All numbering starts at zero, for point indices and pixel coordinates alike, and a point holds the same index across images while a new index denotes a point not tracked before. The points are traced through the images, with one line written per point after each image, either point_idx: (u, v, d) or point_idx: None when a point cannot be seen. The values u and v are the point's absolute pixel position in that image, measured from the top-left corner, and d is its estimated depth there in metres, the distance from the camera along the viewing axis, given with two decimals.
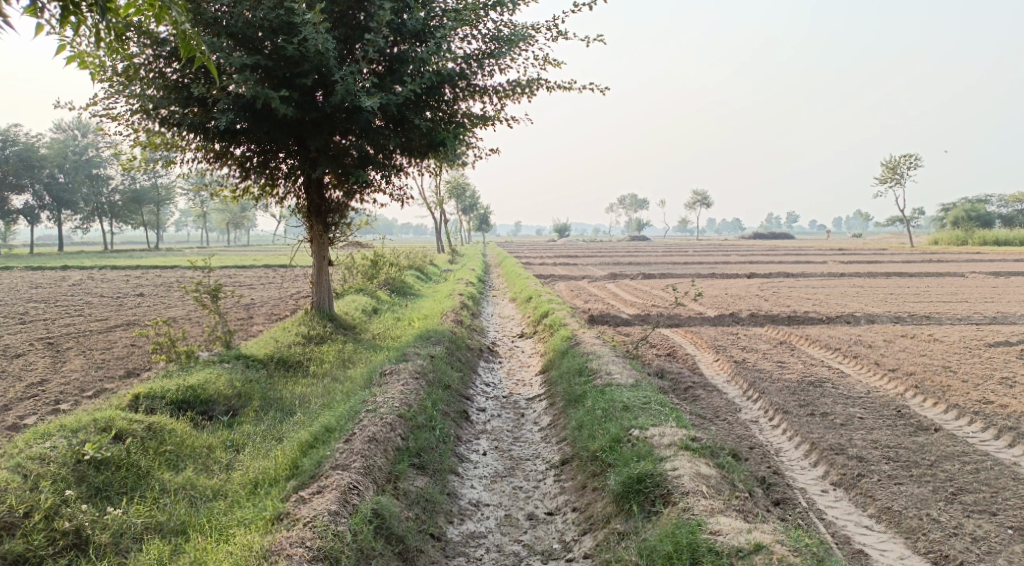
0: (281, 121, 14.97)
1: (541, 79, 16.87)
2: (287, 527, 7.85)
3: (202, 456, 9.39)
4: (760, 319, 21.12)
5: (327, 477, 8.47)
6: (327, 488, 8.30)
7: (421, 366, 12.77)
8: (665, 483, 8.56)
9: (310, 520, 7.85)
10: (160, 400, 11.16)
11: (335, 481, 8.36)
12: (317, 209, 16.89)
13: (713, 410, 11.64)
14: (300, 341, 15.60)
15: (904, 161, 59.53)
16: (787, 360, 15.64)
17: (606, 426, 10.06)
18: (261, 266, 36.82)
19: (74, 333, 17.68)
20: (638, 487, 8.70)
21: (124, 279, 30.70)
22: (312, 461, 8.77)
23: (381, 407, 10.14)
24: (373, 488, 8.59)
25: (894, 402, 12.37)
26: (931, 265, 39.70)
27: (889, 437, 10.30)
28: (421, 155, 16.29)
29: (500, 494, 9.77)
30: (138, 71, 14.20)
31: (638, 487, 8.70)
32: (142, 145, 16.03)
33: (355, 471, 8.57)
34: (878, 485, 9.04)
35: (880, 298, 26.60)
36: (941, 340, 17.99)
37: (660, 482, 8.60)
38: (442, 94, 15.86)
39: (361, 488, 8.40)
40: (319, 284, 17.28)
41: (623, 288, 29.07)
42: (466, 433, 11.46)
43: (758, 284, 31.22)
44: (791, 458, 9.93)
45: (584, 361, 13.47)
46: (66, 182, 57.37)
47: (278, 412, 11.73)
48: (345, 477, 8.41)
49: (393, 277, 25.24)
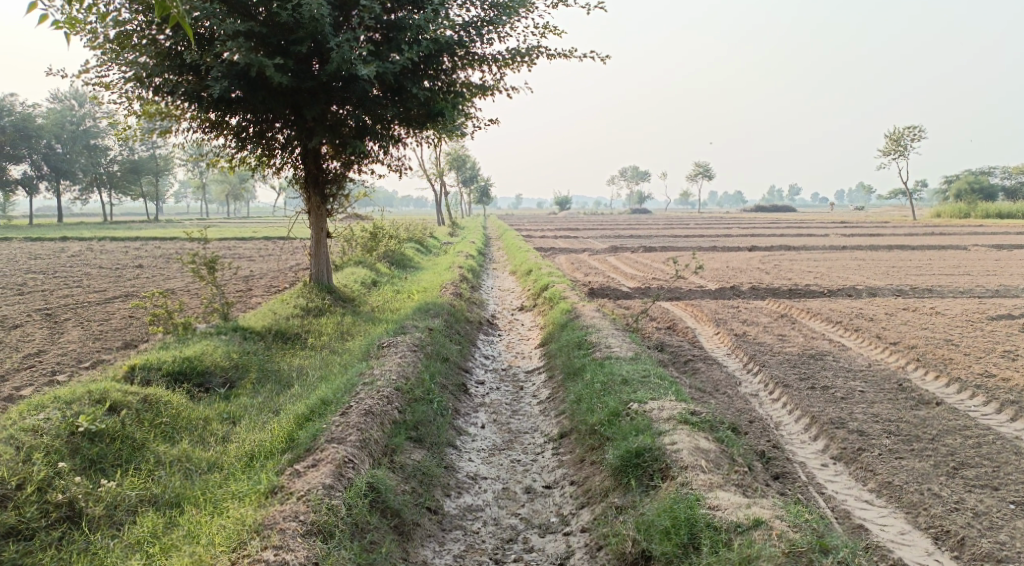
0: (277, 90, 14.77)
1: (541, 47, 16.66)
2: (281, 501, 7.79)
3: (198, 429, 9.32)
4: (761, 292, 21.02)
5: (322, 450, 8.38)
6: (321, 461, 8.23)
7: (419, 338, 12.68)
8: (664, 457, 8.48)
9: (304, 494, 7.78)
10: (155, 371, 11.08)
11: (330, 454, 8.29)
12: (315, 180, 16.74)
13: (713, 384, 11.57)
14: (298, 313, 15.51)
15: (907, 134, 59.07)
16: (788, 334, 15.55)
17: (605, 400, 9.98)
18: (260, 238, 36.66)
19: (72, 305, 17.61)
20: (636, 461, 8.63)
21: (123, 251, 30.59)
22: (308, 434, 8.69)
23: (378, 380, 10.06)
24: (369, 461, 8.53)
25: (895, 376, 12.30)
26: (934, 238, 39.50)
27: (890, 411, 10.22)
28: (420, 125, 16.10)
29: (498, 467, 9.72)
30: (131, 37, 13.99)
31: (636, 462, 8.62)
32: (137, 115, 15.85)
33: (351, 445, 8.50)
34: (879, 460, 8.97)
35: (882, 271, 26.49)
36: (943, 314, 17.89)
37: (658, 456, 8.53)
38: (441, 63, 15.65)
39: (357, 461, 8.33)
40: (317, 255, 17.16)
41: (624, 261, 28.96)
42: (464, 406, 11.40)
43: (759, 257, 31.10)
44: (791, 432, 9.86)
45: (583, 334, 13.38)
46: (64, 152, 57.11)
47: (275, 384, 11.67)
48: (341, 451, 8.34)
49: (392, 249, 25.13)
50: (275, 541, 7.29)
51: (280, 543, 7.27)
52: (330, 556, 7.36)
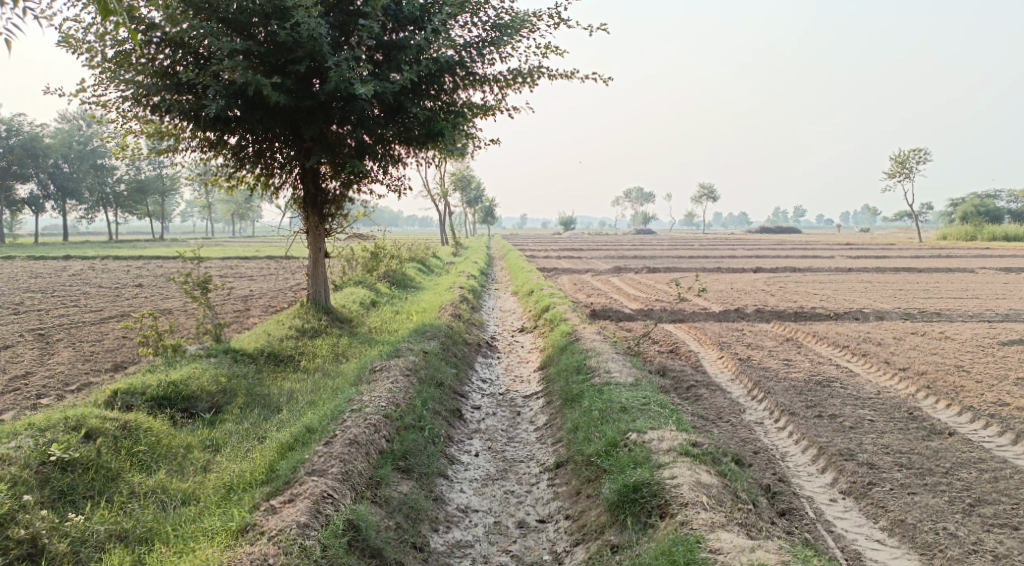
0: (273, 108, 14.45)
1: (543, 67, 16.38)
2: (250, 541, 7.37)
3: (178, 458, 8.93)
4: (766, 315, 20.62)
5: (300, 485, 8.00)
6: (299, 496, 7.84)
7: (413, 362, 12.29)
8: (663, 493, 8.05)
9: (276, 533, 7.38)
10: (139, 396, 10.69)
11: (308, 489, 7.90)
12: (312, 199, 16.42)
13: (716, 412, 11.15)
14: (293, 334, 15.12)
15: (912, 156, 58.75)
16: (793, 359, 15.14)
17: (603, 429, 9.57)
18: (263, 258, 36.40)
19: (65, 324, 17.26)
20: (633, 497, 8.20)
21: (124, 270, 30.31)
22: (289, 465, 8.29)
23: (367, 406, 9.67)
24: (351, 495, 8.13)
25: (905, 404, 11.87)
26: (940, 261, 39.16)
27: (901, 442, 9.79)
28: (419, 145, 15.80)
29: (490, 499, 9.30)
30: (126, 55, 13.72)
31: (633, 497, 8.20)
32: (133, 133, 15.53)
33: (333, 478, 8.11)
34: (891, 496, 8.53)
35: (890, 294, 26.05)
36: (952, 338, 17.46)
37: (657, 491, 8.11)
38: (441, 82, 15.35)
39: (337, 497, 7.93)
40: (314, 276, 16.80)
41: (627, 282, 28.57)
42: (458, 433, 11.00)
43: (763, 279, 30.73)
44: (798, 463, 9.43)
45: (583, 358, 12.97)
46: (70, 171, 57.17)
47: (263, 410, 11.28)
48: (320, 485, 7.95)
49: (393, 269, 24.77)
50: None
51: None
52: None
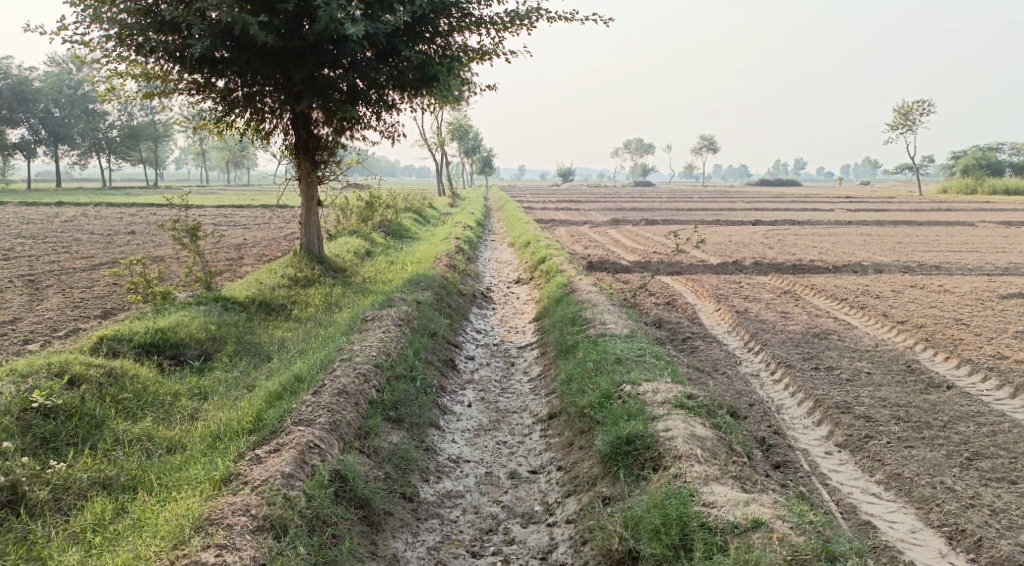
0: (263, 50, 14.07)
1: (541, 10, 15.95)
2: (234, 491, 7.24)
3: (165, 406, 8.79)
4: (764, 268, 20.44)
5: (287, 435, 7.87)
6: (285, 446, 7.71)
7: (406, 312, 12.12)
8: (657, 446, 7.93)
9: (260, 484, 7.26)
10: (126, 343, 10.53)
11: (295, 439, 7.77)
12: (305, 146, 16.10)
13: (712, 364, 11.01)
14: (285, 283, 14.90)
15: (915, 108, 58.11)
16: (791, 311, 14.99)
17: (597, 380, 9.44)
18: (257, 206, 35.99)
19: (55, 270, 17.04)
20: (626, 449, 8.09)
21: (118, 217, 29.96)
22: (276, 414, 8.17)
23: (357, 356, 9.53)
24: (339, 446, 8.01)
25: (903, 357, 11.74)
26: (940, 214, 38.89)
27: (898, 395, 9.67)
28: (414, 90, 15.46)
29: (482, 450, 9.20)
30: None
31: (626, 449, 8.09)
32: (120, 75, 15.14)
33: (320, 428, 7.98)
34: (888, 449, 8.43)
35: (889, 247, 25.84)
36: (951, 292, 17.31)
37: (651, 444, 7.99)
38: (436, 24, 14.92)
39: (324, 447, 7.80)
40: (308, 224, 16.55)
41: (624, 234, 28.30)
42: (451, 384, 10.88)
43: (761, 231, 30.50)
44: (793, 416, 9.32)
45: (578, 309, 12.81)
46: (62, 116, 56.36)
47: (253, 358, 11.14)
48: (306, 435, 7.81)
49: (389, 219, 24.49)
50: (220, 538, 6.75)
51: (224, 542, 6.71)
52: (282, 555, 6.81)
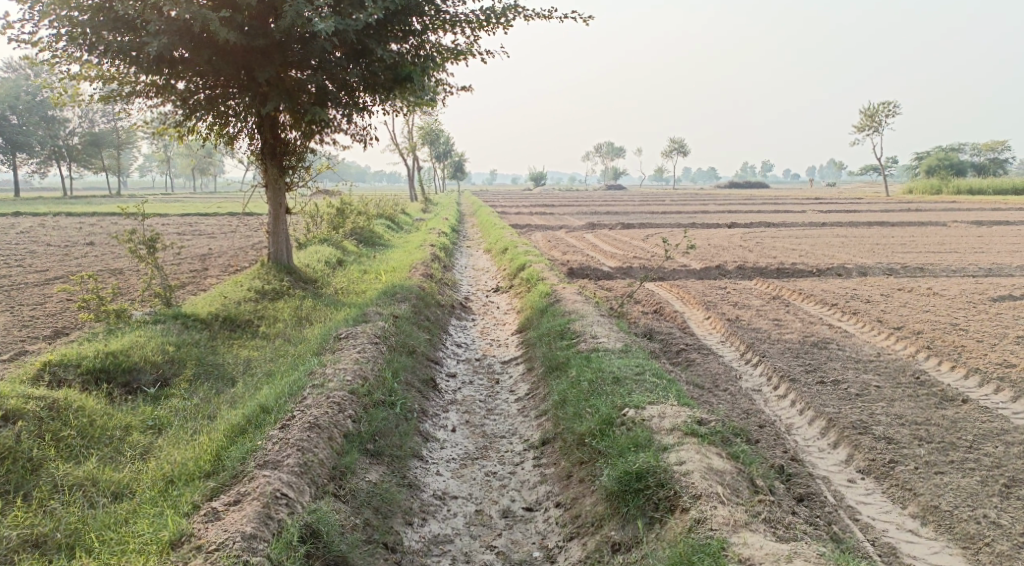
0: (224, 48, 13.22)
1: (517, 7, 15.19)
2: (188, 557, 6.40)
3: (113, 444, 8.11)
4: (748, 272, 19.83)
5: (251, 481, 7.05)
6: (248, 497, 6.88)
7: (382, 328, 11.28)
8: (672, 483, 7.21)
9: (220, 547, 6.42)
10: (73, 369, 9.70)
11: (260, 488, 6.95)
12: (270, 151, 15.24)
13: (711, 379, 10.29)
14: (252, 297, 14.00)
15: (882, 110, 58.20)
16: (784, 318, 14.32)
17: (595, 404, 8.71)
18: (223, 214, 34.97)
19: (5, 286, 16.03)
20: (637, 486, 7.36)
21: (77, 227, 28.88)
22: (237, 454, 7.35)
23: (330, 381, 8.70)
24: (310, 491, 7.22)
25: (908, 367, 11.10)
26: (912, 214, 38.70)
27: (915, 411, 9.01)
28: (386, 93, 14.63)
29: (470, 484, 8.44)
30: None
31: (637, 487, 7.36)
32: (70, 78, 14.23)
33: (288, 471, 7.18)
34: (917, 476, 7.78)
35: (868, 249, 25.40)
36: (941, 295, 16.76)
37: (665, 481, 7.26)
38: (408, 23, 14.08)
39: (293, 496, 7.00)
40: (275, 234, 15.68)
41: (601, 239, 27.61)
42: (433, 406, 10.09)
43: (738, 234, 29.96)
44: (806, 437, 8.64)
45: (566, 321, 12.03)
46: (20, 124, 54.79)
47: (215, 382, 10.32)
48: (273, 483, 7.00)
49: (361, 226, 23.60)
50: None
51: None
52: None
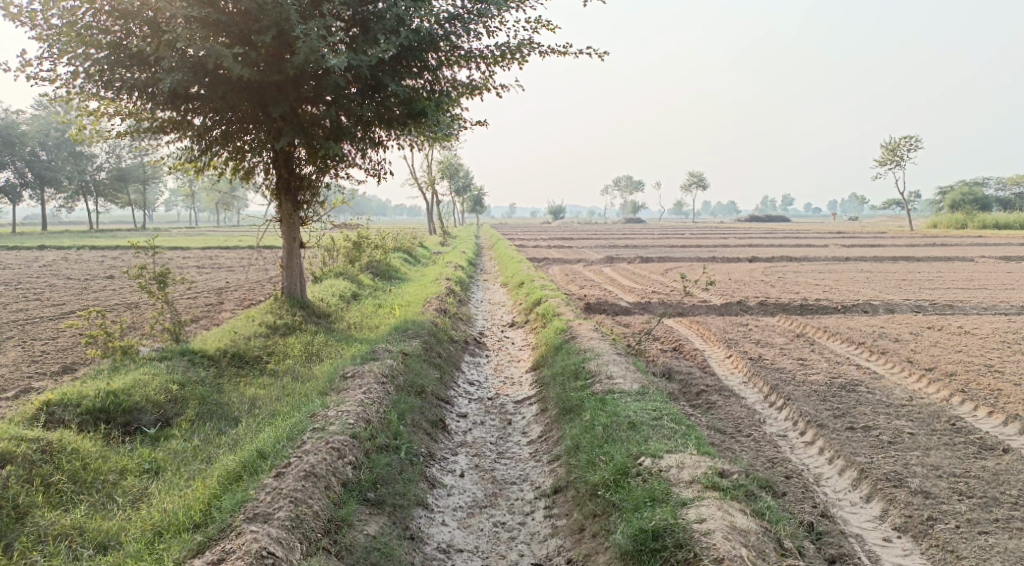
0: (239, 83, 12.97)
1: (534, 40, 14.94)
2: None
3: (106, 488, 7.73)
4: (770, 308, 19.31)
5: (238, 537, 6.80)
6: (232, 555, 6.64)
7: (391, 366, 10.87)
8: (692, 544, 6.87)
9: None
10: (72, 410, 9.34)
11: (245, 544, 6.71)
12: (286, 185, 14.94)
13: (733, 423, 9.80)
14: (263, 332, 13.69)
15: (905, 144, 57.58)
16: (809, 358, 13.78)
17: (609, 451, 8.30)
18: (244, 247, 34.75)
19: (18, 320, 15.79)
20: (654, 546, 7.04)
21: (98, 260, 28.72)
22: (226, 506, 7.10)
23: (331, 424, 8.36)
24: (301, 547, 6.97)
25: (942, 412, 10.56)
26: (938, 249, 38.00)
27: (952, 461, 8.53)
28: (401, 127, 14.36)
29: (477, 535, 8.07)
30: (78, 27, 11.98)
31: (654, 547, 7.04)
32: (83, 110, 14.07)
33: (278, 526, 6.94)
34: (959, 537, 7.37)
35: (894, 285, 24.80)
36: (972, 334, 16.16)
37: (684, 541, 6.91)
38: (424, 58, 13.83)
39: (280, 554, 6.74)
40: (290, 267, 15.35)
41: (620, 273, 27.17)
42: (441, 449, 9.68)
43: (760, 269, 29.38)
44: (836, 490, 8.19)
45: (580, 360, 11.57)
46: (49, 159, 55.03)
47: (218, 422, 9.93)
48: (259, 541, 6.73)
49: (377, 259, 23.29)
50: None
51: None
52: None
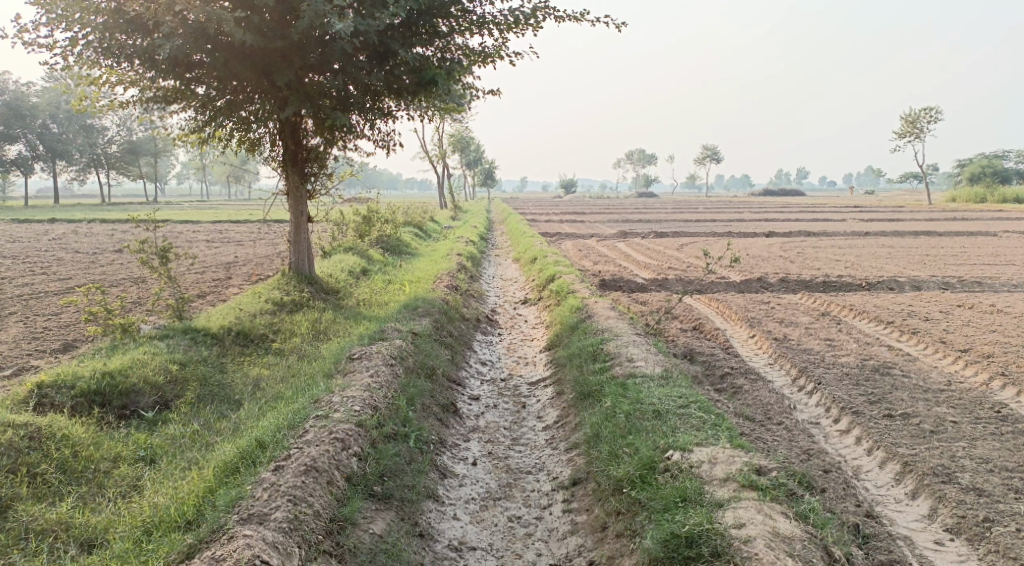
0: (242, 50, 12.34)
1: (550, 7, 14.22)
2: None
3: (96, 479, 7.27)
4: (792, 285, 18.66)
5: (230, 540, 6.35)
6: (224, 560, 6.17)
7: (399, 348, 10.29)
8: (731, 553, 6.40)
9: None
10: (66, 392, 8.86)
11: (237, 549, 6.25)
12: (293, 158, 14.34)
13: (762, 410, 9.23)
14: (270, 308, 13.14)
15: (924, 116, 56.38)
16: (836, 338, 13.15)
17: (633, 444, 7.79)
18: (255, 221, 34.16)
19: (21, 295, 15.29)
20: (686, 553, 6.57)
21: (109, 234, 28.23)
22: (219, 505, 6.64)
23: (335, 412, 7.89)
24: (301, 551, 6.52)
25: (983, 398, 9.96)
26: (959, 224, 37.14)
27: (1002, 453, 8.03)
28: (412, 96, 13.69)
29: (491, 531, 7.65)
30: None
31: (686, 554, 6.57)
32: (81, 79, 13.49)
33: (274, 529, 6.47)
34: (1021, 542, 6.92)
35: (918, 260, 24.04)
36: (1005, 312, 15.48)
37: (722, 550, 6.45)
38: (436, 24, 13.16)
39: (277, 561, 6.28)
40: (297, 242, 14.79)
41: (636, 248, 26.48)
42: (453, 435, 9.18)
43: (778, 244, 28.63)
44: (878, 485, 7.75)
45: (599, 341, 10.98)
46: (60, 132, 54.45)
47: (219, 405, 9.42)
48: (257, 545, 6.30)
49: (387, 234, 22.68)
50: None
51: None
52: None
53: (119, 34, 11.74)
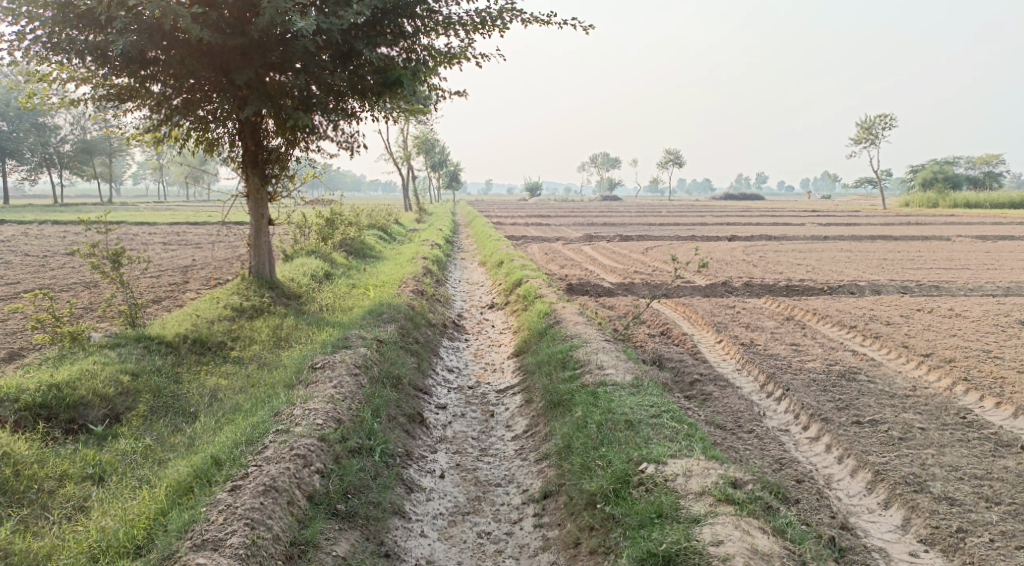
0: (200, 48, 12.01)
1: (518, 9, 14.07)
2: None
3: (40, 500, 6.96)
4: (756, 290, 18.71)
5: None
6: None
7: (363, 357, 10.05)
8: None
9: None
10: (9, 405, 8.50)
11: None
12: (253, 160, 14.00)
13: (732, 417, 9.15)
14: (229, 315, 12.80)
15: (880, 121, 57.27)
16: (802, 343, 13.16)
17: (603, 457, 7.67)
18: (213, 222, 33.53)
19: None
20: None
21: (61, 236, 27.48)
22: (171, 530, 6.40)
23: (297, 427, 7.65)
24: None
25: (948, 403, 10.01)
26: (915, 228, 37.76)
27: (971, 461, 8.05)
28: (377, 98, 13.45)
29: (460, 548, 7.47)
30: None
31: None
32: (30, 77, 13.05)
33: (230, 555, 6.24)
34: (995, 552, 6.91)
35: (877, 264, 24.30)
36: (965, 316, 15.66)
37: None
38: (401, 25, 12.93)
39: None
40: (257, 247, 14.45)
41: (600, 252, 26.44)
42: (420, 446, 8.97)
43: (740, 248, 28.81)
44: (851, 495, 7.71)
45: (567, 348, 10.84)
46: (11, 130, 53.06)
47: (173, 418, 9.11)
48: None
49: (350, 237, 22.35)
50: None
51: None
52: None
53: (70, 30, 11.34)
